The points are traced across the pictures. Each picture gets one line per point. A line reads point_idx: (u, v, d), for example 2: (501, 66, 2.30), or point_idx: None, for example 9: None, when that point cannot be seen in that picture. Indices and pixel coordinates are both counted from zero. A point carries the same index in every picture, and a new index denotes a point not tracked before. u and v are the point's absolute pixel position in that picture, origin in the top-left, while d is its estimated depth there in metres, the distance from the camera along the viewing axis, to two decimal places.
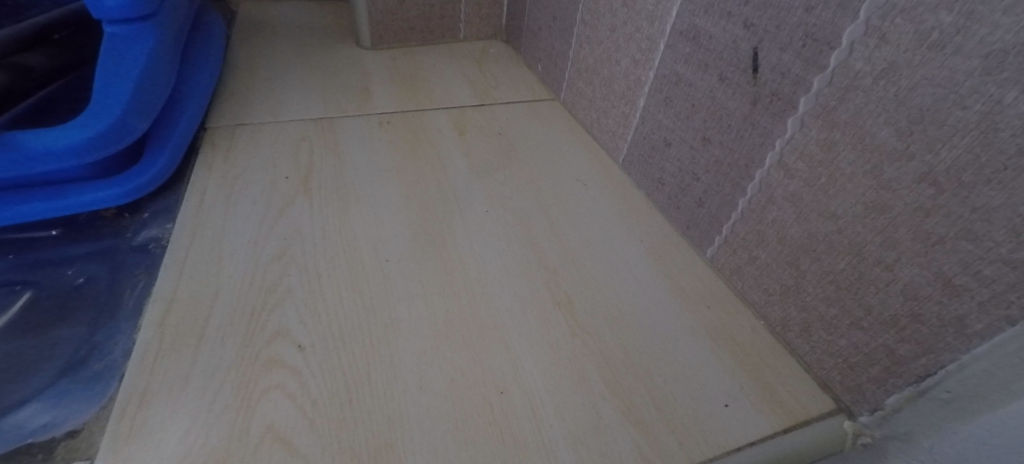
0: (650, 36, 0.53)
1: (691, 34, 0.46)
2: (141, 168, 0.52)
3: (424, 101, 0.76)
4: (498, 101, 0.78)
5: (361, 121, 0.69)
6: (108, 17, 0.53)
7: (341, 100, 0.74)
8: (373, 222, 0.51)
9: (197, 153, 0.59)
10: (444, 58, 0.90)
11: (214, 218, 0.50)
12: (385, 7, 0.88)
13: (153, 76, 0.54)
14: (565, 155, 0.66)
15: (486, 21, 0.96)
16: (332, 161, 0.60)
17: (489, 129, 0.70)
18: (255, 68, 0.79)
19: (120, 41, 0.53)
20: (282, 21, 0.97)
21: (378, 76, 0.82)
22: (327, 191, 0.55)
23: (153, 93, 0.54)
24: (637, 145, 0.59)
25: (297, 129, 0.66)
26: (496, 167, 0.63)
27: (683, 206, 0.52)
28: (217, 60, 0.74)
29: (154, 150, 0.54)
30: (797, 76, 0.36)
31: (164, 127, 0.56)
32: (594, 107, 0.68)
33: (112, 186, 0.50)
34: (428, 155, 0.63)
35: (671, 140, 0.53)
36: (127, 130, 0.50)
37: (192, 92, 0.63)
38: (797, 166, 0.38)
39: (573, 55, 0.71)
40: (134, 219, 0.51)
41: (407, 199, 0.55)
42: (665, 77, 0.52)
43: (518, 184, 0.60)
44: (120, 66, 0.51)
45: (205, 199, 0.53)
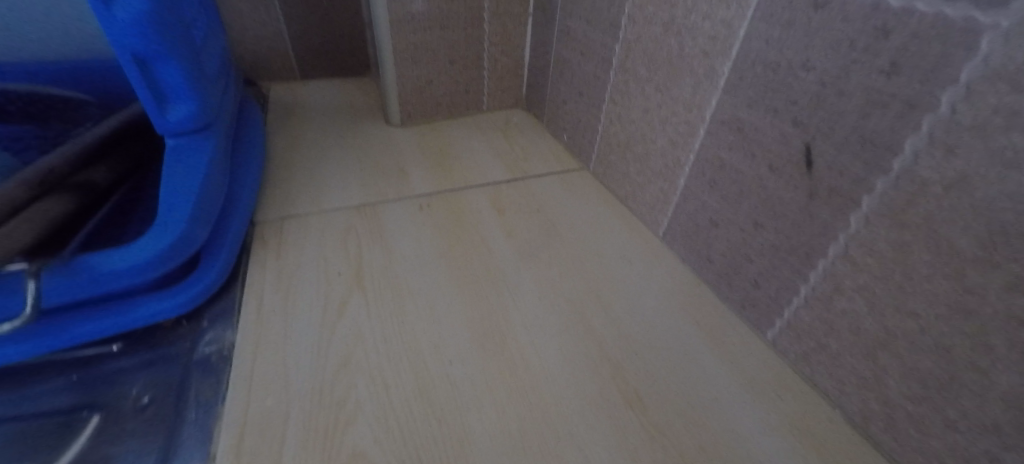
0: (688, 121, 0.54)
1: (735, 124, 0.48)
2: (198, 275, 0.53)
3: (458, 179, 0.77)
4: (530, 174, 0.79)
5: (401, 205, 0.70)
6: (172, 131, 0.55)
7: (379, 183, 0.75)
8: (431, 319, 0.52)
9: (248, 252, 0.60)
10: (471, 131, 0.91)
11: (273, 325, 0.51)
12: (414, 87, 0.87)
13: (212, 184, 0.56)
14: (605, 231, 0.66)
15: (509, 91, 0.96)
16: (380, 252, 0.61)
17: (526, 206, 0.71)
18: (292, 153, 0.80)
19: (181, 152, 0.55)
20: (310, 101, 0.96)
21: (411, 154, 0.83)
22: (380, 287, 0.56)
23: (211, 200, 0.55)
24: (680, 221, 0.60)
25: (342, 217, 0.67)
26: (540, 248, 0.63)
27: (735, 285, 0.52)
28: (261, 147, 0.75)
29: (209, 255, 0.55)
30: (857, 175, 0.37)
31: (219, 230, 0.58)
32: (628, 180, 0.69)
33: (172, 296, 0.51)
34: (471, 239, 0.64)
35: (718, 220, 0.53)
36: (190, 242, 0.51)
37: (242, 188, 0.64)
38: (865, 260, 0.38)
39: (602, 129, 0.73)
40: (194, 328, 0.52)
41: (459, 290, 0.56)
42: (708, 161, 0.53)
43: (564, 265, 0.60)
44: (182, 178, 0.53)
45: (261, 303, 0.54)
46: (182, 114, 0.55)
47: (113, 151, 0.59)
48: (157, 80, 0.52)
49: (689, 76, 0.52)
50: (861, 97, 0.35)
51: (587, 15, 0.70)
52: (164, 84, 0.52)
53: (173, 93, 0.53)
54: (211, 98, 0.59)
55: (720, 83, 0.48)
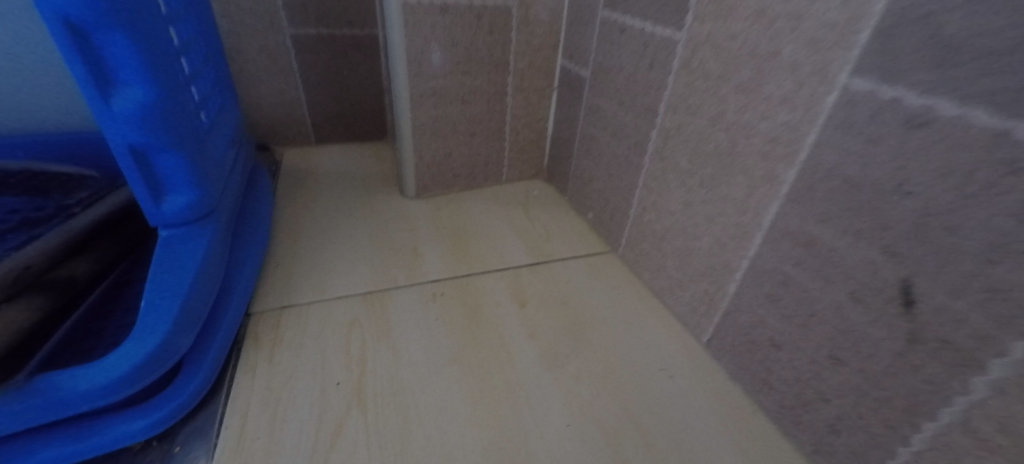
0: (741, 224, 0.48)
1: (803, 238, 0.41)
2: (176, 387, 0.47)
3: (475, 261, 0.71)
4: (553, 258, 0.72)
5: (413, 293, 0.64)
6: (165, 221, 0.50)
7: (390, 265, 0.69)
8: (442, 453, 0.45)
9: (237, 352, 0.54)
10: (489, 204, 0.86)
11: (257, 457, 0.44)
12: (431, 159, 0.83)
13: (204, 280, 0.50)
14: (640, 333, 0.59)
15: (530, 162, 0.91)
16: (387, 354, 0.54)
17: (550, 298, 0.64)
18: (300, 229, 0.75)
19: (174, 244, 0.50)
20: (324, 168, 0.93)
21: (426, 231, 0.77)
22: (384, 402, 0.49)
23: (203, 298, 0.49)
24: (729, 332, 0.52)
25: (347, 308, 0.60)
26: (567, 354, 0.56)
27: (806, 424, 0.44)
28: (266, 223, 0.70)
29: (194, 361, 0.49)
30: (979, 329, 0.30)
31: (207, 329, 0.52)
32: (665, 275, 0.62)
33: (143, 414, 0.44)
34: (489, 339, 0.57)
35: (781, 342, 0.45)
36: (172, 353, 0.45)
37: (240, 276, 0.59)
38: (997, 435, 0.30)
39: (633, 215, 0.67)
40: (163, 452, 0.45)
41: (475, 410, 0.49)
42: (766, 273, 0.46)
43: (596, 379, 0.53)
44: (170, 275, 0.48)
45: (246, 423, 0.47)
46: (179, 204, 0.50)
47: (100, 239, 0.54)
48: (153, 169, 0.47)
49: (742, 177, 0.46)
50: (984, 236, 0.29)
51: (618, 96, 0.66)
52: (161, 173, 0.48)
53: (170, 182, 0.49)
54: (212, 182, 0.54)
55: (782, 190, 0.42)
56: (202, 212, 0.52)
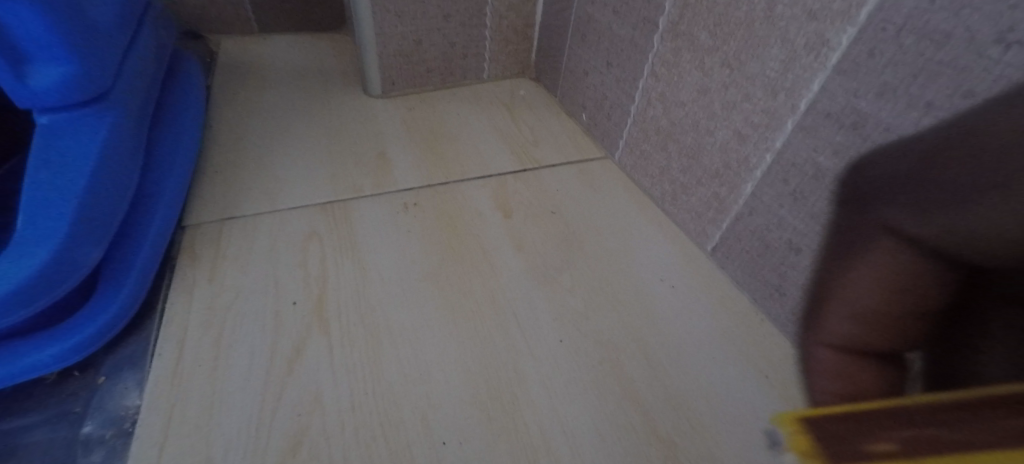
0: (769, 109, 0.40)
1: (850, 119, 0.34)
2: (94, 308, 0.39)
3: (453, 167, 0.62)
4: (541, 164, 0.64)
5: (380, 202, 0.55)
6: (41, 104, 0.39)
7: (353, 171, 0.59)
8: (418, 374, 0.39)
9: (171, 269, 0.46)
10: (467, 104, 0.75)
11: (198, 384, 0.37)
12: (398, 49, 0.70)
13: (106, 181, 0.40)
14: (638, 242, 0.53)
15: (514, 57, 0.79)
16: (353, 269, 0.47)
17: (539, 207, 0.57)
18: (242, 131, 0.63)
19: (58, 135, 0.39)
20: (270, 61, 0.79)
21: (395, 134, 0.67)
22: (350, 321, 0.42)
23: (110, 202, 0.40)
24: (739, 238, 0.46)
25: (303, 219, 0.52)
26: (556, 266, 0.49)
27: None
28: (197, 118, 0.58)
29: (113, 278, 0.41)
30: None
31: (124, 242, 0.43)
32: (669, 178, 0.55)
33: (55, 341, 0.37)
34: (471, 251, 0.50)
35: (800, 244, 0.40)
36: (69, 270, 0.36)
37: (163, 180, 0.49)
38: None
39: (634, 111, 0.58)
40: (86, 384, 0.38)
41: (455, 327, 0.43)
42: (795, 167, 0.39)
43: (590, 291, 0.47)
44: (59, 174, 0.38)
45: (185, 348, 0.40)
46: (54, 80, 0.38)
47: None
48: (4, 29, 0.35)
49: (779, 47, 0.38)
50: None
51: None
52: (16, 35, 0.36)
53: (33, 49, 0.37)
54: (103, 55, 0.42)
55: (830, 60, 0.34)
56: (93, 94, 0.41)
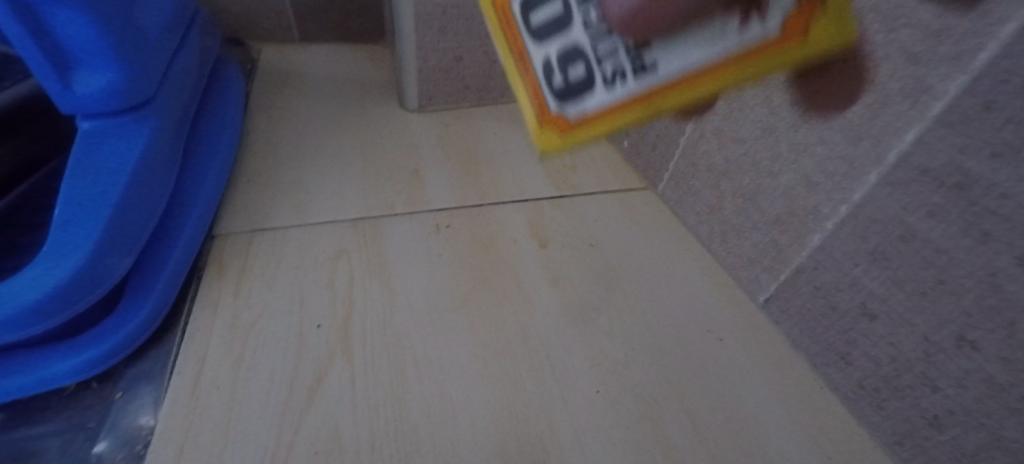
0: (847, 156, 0.35)
1: (953, 179, 0.28)
2: (118, 319, 0.38)
3: (487, 189, 0.59)
4: (579, 191, 0.61)
5: (411, 222, 0.53)
6: (85, 110, 0.38)
7: (386, 187, 0.57)
8: (442, 419, 0.36)
9: (197, 280, 0.44)
10: (504, 122, 0.73)
11: (215, 409, 0.35)
12: (437, 63, 0.69)
13: (141, 190, 0.39)
14: (682, 285, 0.49)
15: None
16: (379, 293, 0.45)
17: (576, 239, 0.54)
18: (277, 138, 0.62)
19: (100, 141, 0.38)
20: (309, 69, 0.78)
21: (430, 150, 0.65)
22: (373, 352, 0.40)
23: (143, 212, 0.39)
24: (799, 293, 0.42)
25: (333, 234, 0.50)
26: (593, 306, 0.46)
27: (894, 411, 0.35)
28: (235, 126, 0.57)
29: (140, 290, 0.40)
30: None
31: (154, 251, 0.42)
32: (719, 219, 0.51)
33: (78, 352, 0.36)
34: (502, 282, 0.47)
35: (875, 310, 0.35)
36: (97, 281, 0.35)
37: (198, 187, 0.48)
38: None
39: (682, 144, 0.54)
40: (102, 397, 0.37)
41: (484, 367, 0.40)
42: (877, 224, 0.34)
43: (631, 337, 0.43)
44: (95, 181, 0.37)
45: (203, 368, 0.38)
46: (99, 86, 0.37)
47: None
48: (51, 34, 0.34)
49: None
50: None
51: None
52: (64, 41, 0.35)
53: (81, 55, 0.36)
54: (147, 61, 0.41)
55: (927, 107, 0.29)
56: (137, 101, 0.40)
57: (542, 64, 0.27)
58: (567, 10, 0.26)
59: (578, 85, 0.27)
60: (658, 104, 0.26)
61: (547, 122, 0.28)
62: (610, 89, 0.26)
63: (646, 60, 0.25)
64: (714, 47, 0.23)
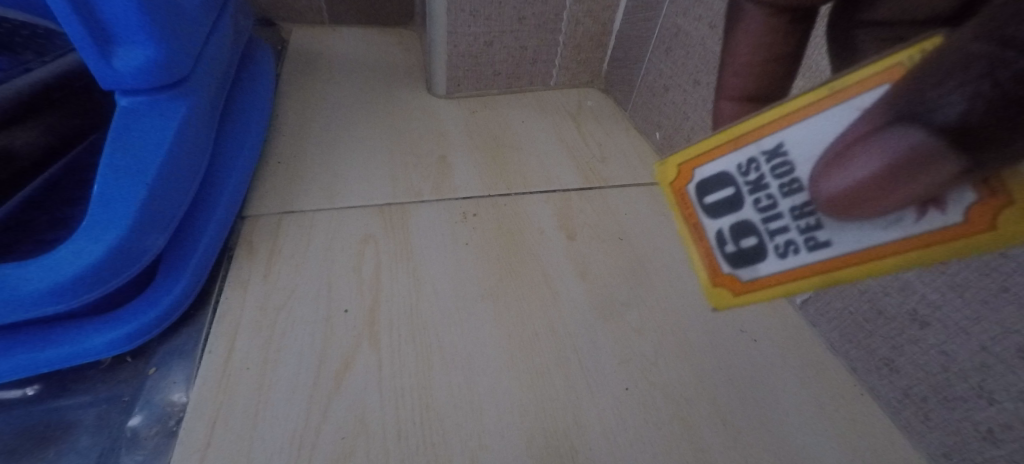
0: None
1: None
2: (152, 296, 0.38)
3: (515, 178, 0.59)
4: (609, 183, 0.60)
5: (439, 209, 0.53)
6: (123, 86, 0.38)
7: (414, 173, 0.57)
8: (470, 409, 0.36)
9: (228, 260, 0.45)
10: (533, 111, 0.71)
11: (246, 389, 0.36)
12: (468, 49, 0.68)
13: (176, 168, 0.39)
14: None
15: (584, 65, 0.75)
16: (407, 279, 0.45)
17: (605, 231, 0.53)
18: (306, 121, 0.62)
19: (137, 117, 0.39)
20: (338, 52, 0.78)
21: (458, 137, 0.64)
22: (401, 338, 0.40)
23: (177, 190, 0.39)
24: (841, 295, 0.40)
25: (360, 219, 0.50)
26: (623, 300, 0.45)
27: (941, 422, 0.34)
28: (265, 107, 0.57)
29: (173, 268, 0.40)
30: None
31: (187, 229, 0.42)
32: None
33: (114, 327, 0.37)
34: (530, 272, 0.47)
35: (928, 317, 0.34)
36: (134, 256, 0.35)
37: (230, 168, 0.48)
38: None
39: None
40: (137, 372, 0.37)
41: (511, 358, 0.39)
42: None
43: (662, 334, 0.42)
44: (132, 158, 0.37)
45: (235, 347, 0.38)
46: (137, 62, 0.37)
47: (37, 112, 0.42)
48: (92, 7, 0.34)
49: None
50: None
51: None
52: (106, 13, 0.35)
53: (121, 30, 0.36)
54: (184, 38, 0.41)
55: None
56: (173, 78, 0.40)
57: (713, 237, 0.21)
58: (744, 187, 0.19)
59: (752, 256, 0.19)
60: (847, 278, 0.17)
61: (722, 285, 0.20)
62: (787, 263, 0.18)
63: (820, 235, 0.17)
64: (903, 227, 0.15)
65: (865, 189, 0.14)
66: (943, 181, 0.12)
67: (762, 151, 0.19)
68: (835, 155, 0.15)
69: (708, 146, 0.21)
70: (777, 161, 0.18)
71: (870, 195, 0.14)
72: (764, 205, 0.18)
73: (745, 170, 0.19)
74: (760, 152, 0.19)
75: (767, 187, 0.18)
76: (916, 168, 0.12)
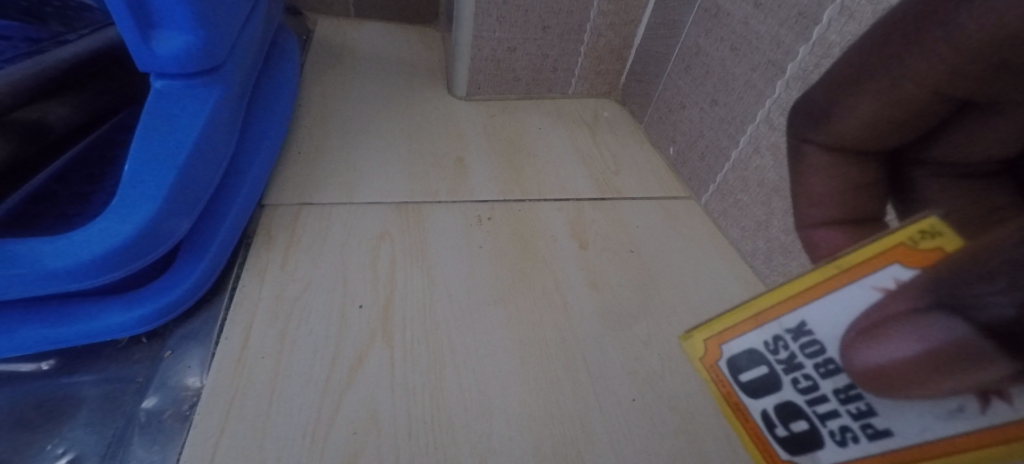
0: None
1: None
2: (172, 279, 0.39)
3: (530, 184, 0.59)
4: (622, 195, 0.60)
5: (454, 210, 0.53)
6: (160, 70, 0.39)
7: (431, 173, 0.58)
8: (478, 410, 0.36)
9: (245, 248, 0.45)
10: (549, 118, 0.72)
11: (260, 377, 0.36)
12: (490, 53, 0.68)
13: (205, 155, 0.39)
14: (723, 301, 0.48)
15: (603, 76, 0.76)
16: (421, 279, 0.45)
17: (617, 242, 0.53)
18: (327, 114, 0.63)
19: (170, 101, 0.39)
20: (361, 46, 0.79)
21: (475, 140, 0.65)
22: (414, 337, 0.40)
23: (204, 176, 0.39)
24: None
25: (377, 215, 0.51)
26: (632, 312, 0.46)
27: None
28: (289, 99, 0.58)
29: (193, 252, 0.40)
30: None
31: (209, 215, 0.43)
32: (766, 236, 0.50)
33: (134, 307, 0.37)
34: (542, 279, 0.47)
35: None
36: (160, 239, 0.36)
37: (252, 156, 0.48)
38: None
39: (735, 157, 0.53)
40: (152, 354, 0.38)
41: (521, 363, 0.40)
42: None
43: (670, 348, 0.43)
44: (164, 142, 0.37)
45: (250, 334, 0.39)
46: (176, 47, 0.38)
47: (68, 88, 0.43)
48: None
49: None
50: None
51: None
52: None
53: (164, 15, 0.37)
54: (222, 29, 0.42)
55: None
56: (208, 65, 0.41)
57: (760, 418, 0.20)
58: (777, 365, 0.19)
59: (809, 444, 0.18)
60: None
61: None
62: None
63: (876, 423, 0.16)
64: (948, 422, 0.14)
65: (897, 370, 0.14)
66: (984, 383, 0.13)
67: (784, 329, 0.19)
68: (872, 328, 0.15)
69: (728, 324, 0.20)
70: (805, 339, 0.18)
71: (911, 379, 0.14)
72: (805, 386, 0.18)
73: (771, 347, 0.19)
74: (784, 331, 0.18)
75: (801, 369, 0.18)
76: (962, 361, 0.13)
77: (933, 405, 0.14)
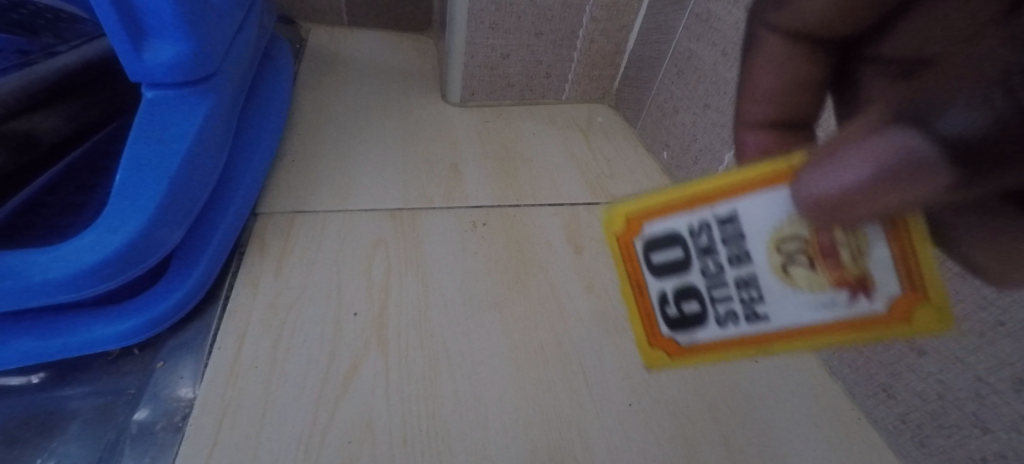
0: None
1: None
2: (165, 289, 0.38)
3: (525, 189, 0.59)
4: (617, 199, 0.60)
5: (449, 216, 0.53)
6: (151, 79, 0.39)
7: (425, 179, 0.58)
8: (475, 417, 0.36)
9: (239, 257, 0.45)
10: (543, 123, 0.72)
11: (254, 387, 0.36)
12: (484, 60, 0.69)
13: (197, 164, 0.39)
14: None
15: (596, 82, 0.76)
16: (416, 285, 0.45)
17: None
18: (321, 121, 0.63)
19: (161, 110, 0.39)
20: (355, 54, 0.79)
21: (469, 146, 0.65)
22: (409, 343, 0.40)
23: (197, 185, 0.39)
24: None
25: (371, 222, 0.50)
26: (628, 316, 0.45)
27: (936, 450, 0.35)
28: (283, 107, 0.58)
29: (186, 262, 0.40)
30: None
31: (202, 224, 0.42)
32: None
33: (125, 318, 0.37)
34: (538, 284, 0.47)
35: (926, 347, 0.35)
36: (153, 249, 0.36)
37: (245, 164, 0.48)
38: None
39: (728, 160, 0.54)
40: (144, 365, 0.37)
41: (517, 368, 0.40)
42: None
43: None
44: (157, 151, 0.37)
45: (244, 343, 0.38)
46: (167, 57, 0.38)
47: (62, 99, 0.42)
48: None
49: None
50: None
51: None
52: (142, 9, 0.36)
53: (156, 25, 0.37)
54: (214, 38, 0.42)
55: None
56: (200, 74, 0.41)
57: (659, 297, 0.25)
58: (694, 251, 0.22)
59: (690, 318, 0.24)
60: (772, 346, 0.21)
61: (657, 346, 0.25)
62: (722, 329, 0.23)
63: (758, 310, 0.21)
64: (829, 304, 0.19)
65: (850, 193, 0.14)
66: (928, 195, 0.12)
67: (716, 216, 0.21)
68: (825, 153, 0.15)
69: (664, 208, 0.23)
70: (727, 230, 0.21)
71: (856, 197, 0.14)
72: (710, 270, 0.22)
73: (694, 231, 0.22)
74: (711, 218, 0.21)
75: (711, 254, 0.22)
76: (912, 177, 0.12)
77: (814, 295, 0.19)
